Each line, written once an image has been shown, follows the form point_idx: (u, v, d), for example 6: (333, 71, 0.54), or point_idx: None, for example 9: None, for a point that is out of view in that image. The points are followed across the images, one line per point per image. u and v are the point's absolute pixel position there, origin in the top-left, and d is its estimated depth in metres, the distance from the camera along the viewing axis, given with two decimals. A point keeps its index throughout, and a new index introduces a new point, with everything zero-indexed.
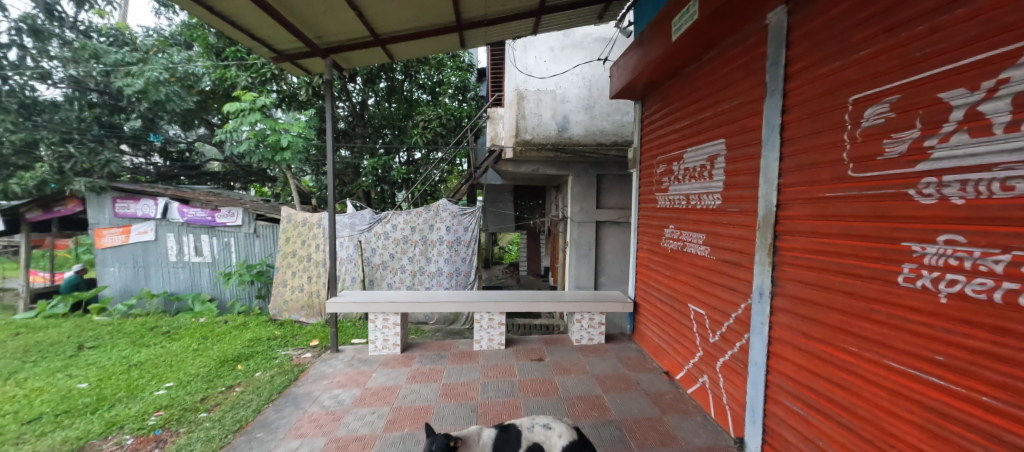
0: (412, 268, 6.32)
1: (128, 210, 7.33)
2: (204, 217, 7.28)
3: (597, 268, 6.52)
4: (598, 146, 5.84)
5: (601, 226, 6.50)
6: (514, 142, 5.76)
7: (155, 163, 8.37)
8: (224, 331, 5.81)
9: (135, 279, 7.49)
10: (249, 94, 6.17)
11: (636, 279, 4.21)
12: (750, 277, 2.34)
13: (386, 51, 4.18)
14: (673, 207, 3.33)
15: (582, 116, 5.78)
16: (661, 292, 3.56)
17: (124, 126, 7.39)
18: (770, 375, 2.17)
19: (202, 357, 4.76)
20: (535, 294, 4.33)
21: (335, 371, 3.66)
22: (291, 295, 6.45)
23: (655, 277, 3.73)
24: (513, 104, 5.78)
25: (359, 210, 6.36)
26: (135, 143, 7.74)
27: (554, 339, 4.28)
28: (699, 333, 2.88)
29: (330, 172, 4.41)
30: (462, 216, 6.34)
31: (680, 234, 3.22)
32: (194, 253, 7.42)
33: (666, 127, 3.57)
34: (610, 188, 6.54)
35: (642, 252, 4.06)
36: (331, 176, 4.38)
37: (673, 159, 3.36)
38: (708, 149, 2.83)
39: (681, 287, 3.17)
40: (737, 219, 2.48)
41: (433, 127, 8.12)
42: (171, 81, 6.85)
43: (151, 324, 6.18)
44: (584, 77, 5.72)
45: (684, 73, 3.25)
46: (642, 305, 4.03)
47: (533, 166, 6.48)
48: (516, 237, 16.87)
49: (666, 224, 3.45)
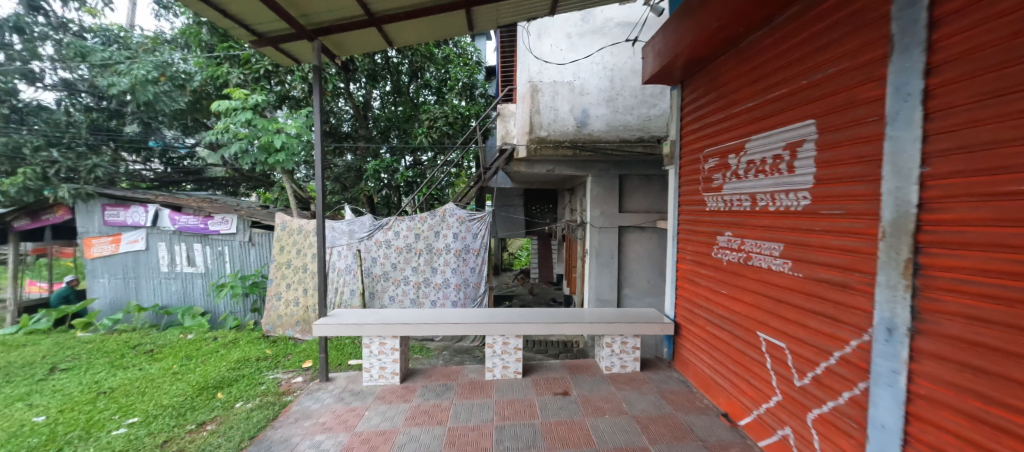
0: (416, 280, 5.76)
1: (118, 218, 6.94)
2: (197, 225, 6.84)
3: (621, 278, 5.88)
4: (621, 143, 5.23)
5: (624, 231, 5.87)
6: (528, 140, 5.24)
7: (156, 169, 8.04)
8: (211, 351, 5.31)
9: (125, 291, 7.08)
10: (237, 91, 5.65)
11: (676, 295, 3.56)
12: (867, 306, 1.69)
13: (382, 33, 3.63)
14: (729, 210, 2.71)
15: (603, 110, 5.22)
16: (712, 313, 2.94)
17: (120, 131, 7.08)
18: (909, 447, 1.51)
19: (180, 383, 4.24)
20: (555, 313, 3.71)
21: (321, 408, 3.07)
22: (285, 309, 5.91)
23: (703, 296, 3.09)
24: (526, 99, 5.27)
25: (358, 216, 5.79)
26: (132, 149, 7.45)
27: (579, 366, 3.65)
28: (777, 371, 2.23)
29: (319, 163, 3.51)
30: (471, 222, 5.77)
31: (741, 244, 2.59)
32: (186, 263, 6.99)
33: (717, 114, 2.95)
34: (633, 189, 5.91)
35: (684, 264, 3.42)
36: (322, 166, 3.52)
37: (729, 151, 2.74)
38: (785, 135, 2.21)
39: (744, 309, 2.55)
40: (839, 225, 1.84)
41: (439, 126, 7.59)
42: (161, 80, 6.43)
43: (135, 341, 5.70)
44: (605, 66, 5.15)
45: (745, 44, 2.63)
46: (684, 328, 3.39)
47: (549, 166, 5.86)
48: (526, 242, 16.33)
49: (720, 230, 2.82)
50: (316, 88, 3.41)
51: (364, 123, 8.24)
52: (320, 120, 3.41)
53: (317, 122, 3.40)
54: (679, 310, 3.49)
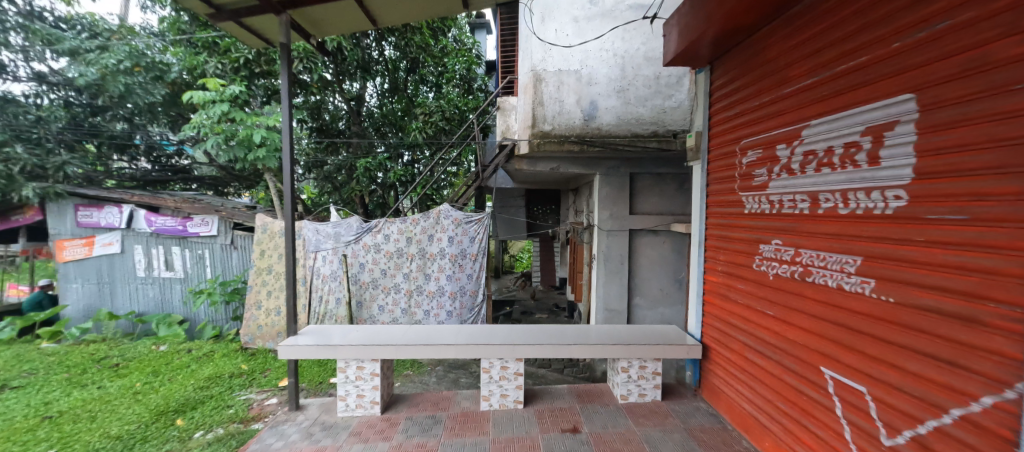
0: (408, 288, 5.27)
1: (91, 219, 6.49)
2: (175, 227, 6.38)
3: (631, 286, 5.38)
4: (633, 137, 4.74)
5: (635, 235, 5.37)
6: (530, 134, 4.78)
7: (142, 168, 7.69)
8: (182, 365, 4.83)
9: (100, 298, 6.63)
10: (213, 81, 5.19)
11: (703, 312, 3.05)
12: (1003, 351, 1.17)
13: (363, 8, 3.14)
14: (780, 213, 2.20)
15: (613, 102, 4.73)
16: (752, 336, 2.45)
17: (98, 126, 6.65)
18: None
19: (138, 406, 3.77)
20: (563, 332, 3.21)
21: (284, 447, 2.58)
22: (266, 319, 5.44)
23: (740, 315, 2.57)
24: (528, 90, 4.82)
25: (345, 218, 5.29)
26: (112, 146, 7.03)
27: (590, 393, 3.15)
28: (854, 420, 1.72)
29: (287, 154, 2.99)
30: (468, 224, 5.29)
31: (795, 256, 2.08)
32: (164, 267, 6.53)
33: (759, 97, 2.45)
34: (645, 189, 5.40)
35: (714, 277, 2.91)
36: (289, 157, 2.99)
37: (778, 140, 2.24)
38: (866, 117, 1.69)
39: (801, 337, 2.05)
40: (958, 234, 1.31)
41: (435, 121, 7.11)
42: (135, 71, 5.98)
43: (102, 354, 5.23)
44: (615, 53, 4.67)
45: (799, 8, 2.11)
46: (715, 351, 2.88)
47: (553, 164, 5.37)
48: (528, 244, 15.93)
49: (765, 237, 2.32)
50: (285, 68, 2.93)
51: (357, 120, 7.74)
52: (290, 105, 2.94)
53: (285, 106, 2.92)
54: (707, 330, 2.98)
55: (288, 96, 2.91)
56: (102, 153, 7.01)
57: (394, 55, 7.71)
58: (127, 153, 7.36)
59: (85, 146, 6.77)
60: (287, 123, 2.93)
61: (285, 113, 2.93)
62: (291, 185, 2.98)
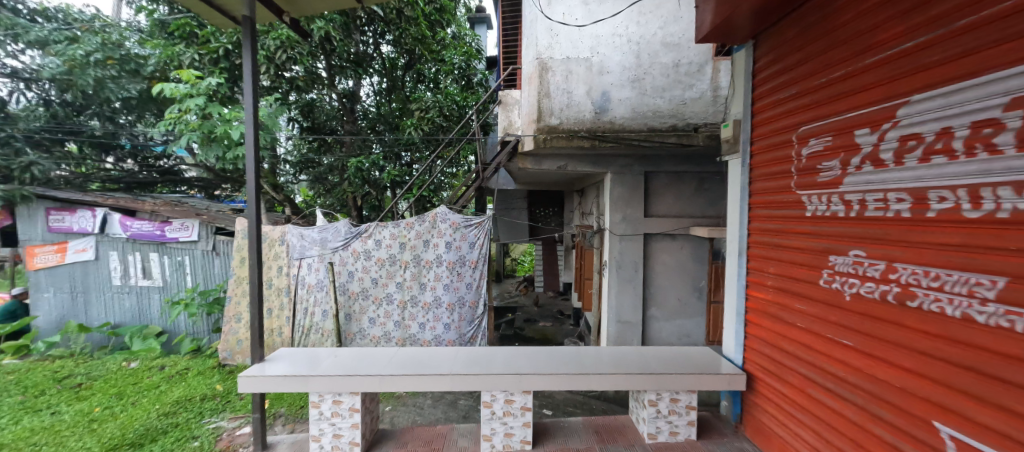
0: (401, 299, 4.80)
1: (63, 224, 6.04)
2: (152, 232, 5.93)
3: (646, 296, 4.90)
4: (650, 132, 4.27)
5: (650, 240, 4.89)
6: (537, 129, 4.33)
7: (127, 169, 7.25)
8: (151, 386, 4.36)
9: (73, 308, 6.16)
10: (186, 72, 4.75)
11: (748, 335, 2.54)
12: None
13: None
14: (865, 215, 1.70)
15: (628, 92, 4.27)
16: (818, 370, 1.96)
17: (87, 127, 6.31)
18: None
19: (90, 438, 3.30)
20: (579, 357, 2.73)
21: None
22: (246, 333, 4.96)
23: (801, 342, 2.07)
24: (533, 80, 4.39)
25: (332, 222, 4.83)
26: (99, 147, 6.65)
27: (611, 430, 2.67)
28: None
29: (252, 146, 2.53)
30: (468, 228, 4.82)
31: (888, 273, 1.59)
32: (141, 275, 6.08)
33: (824, 74, 1.97)
34: (662, 190, 4.91)
35: (761, 293, 2.42)
36: (254, 150, 2.52)
37: (859, 123, 1.74)
38: (1006, 84, 1.19)
39: (896, 378, 1.55)
40: None
41: (431, 118, 6.66)
42: (107, 64, 5.55)
43: (65, 372, 4.77)
44: (629, 38, 4.23)
45: None
46: (765, 384, 2.36)
47: (560, 162, 4.89)
48: (529, 248, 15.56)
49: (841, 247, 1.82)
50: (248, 46, 2.50)
51: (351, 118, 7.34)
52: (255, 90, 2.50)
53: (249, 91, 2.48)
54: (753, 356, 2.49)
55: (252, 78, 2.48)
56: (87, 155, 6.62)
57: (394, 53, 7.36)
58: (111, 154, 6.98)
59: (66, 146, 6.37)
60: (250, 110, 2.47)
61: (249, 99, 2.48)
62: (256, 183, 2.52)
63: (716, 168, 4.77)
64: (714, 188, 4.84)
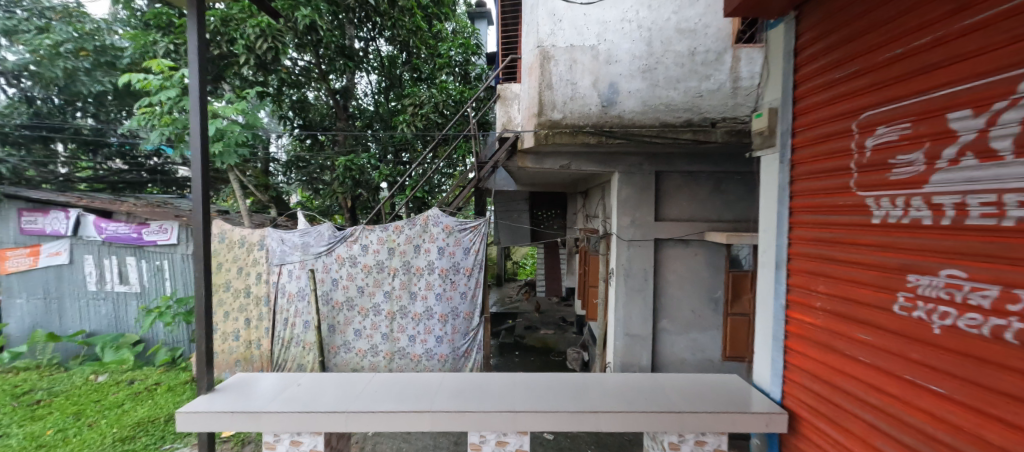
0: (390, 309, 4.42)
1: (35, 226, 5.68)
2: (128, 235, 5.58)
3: (656, 307, 4.49)
4: (662, 127, 3.87)
5: (661, 246, 4.48)
6: (537, 123, 3.94)
7: (115, 169, 6.91)
8: (114, 403, 3.99)
9: (46, 315, 5.81)
10: (157, 62, 4.42)
11: (791, 365, 2.10)
12: None
13: None
14: (964, 225, 1.27)
15: (638, 84, 3.87)
16: (893, 421, 1.52)
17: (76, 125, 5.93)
18: None
19: None
20: (587, 388, 2.33)
21: None
22: (222, 345, 4.58)
23: (869, 382, 1.63)
24: (534, 70, 4.00)
25: (315, 225, 4.47)
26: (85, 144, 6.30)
27: None
28: None
29: (198, 136, 2.28)
30: (462, 232, 4.43)
31: (1002, 303, 1.15)
32: (118, 280, 5.73)
33: (900, 44, 1.54)
34: (674, 191, 4.48)
35: (809, 316, 1.98)
36: (199, 139, 2.26)
37: (956, 105, 1.32)
38: None
39: (1011, 444, 1.11)
40: None
41: (426, 114, 6.30)
42: (80, 56, 5.27)
43: (25, 387, 4.41)
44: (640, 24, 3.83)
45: None
46: (817, 429, 1.91)
47: (563, 160, 4.50)
48: (531, 250, 15.18)
49: (927, 266, 1.39)
50: (194, 26, 2.25)
51: (345, 115, 6.99)
52: (201, 73, 2.27)
53: (194, 73, 2.24)
54: (798, 392, 2.05)
55: (198, 62, 2.25)
56: (75, 154, 6.34)
57: (395, 50, 7.07)
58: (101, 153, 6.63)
59: (55, 146, 6.12)
60: (196, 96, 2.23)
61: (194, 83, 2.25)
62: (201, 182, 2.27)
63: (733, 167, 4.35)
64: (731, 189, 4.43)
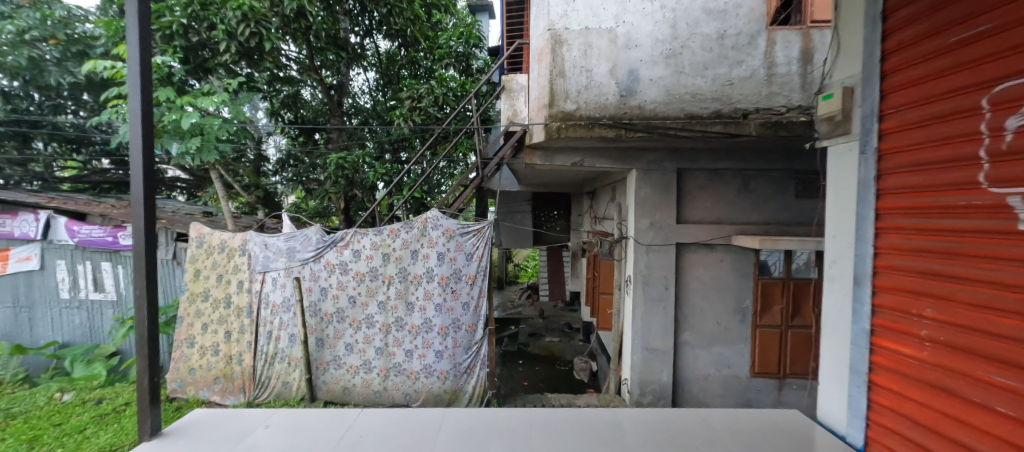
0: (384, 321, 4.00)
1: (3, 229, 5.25)
2: (103, 238, 5.17)
3: (677, 319, 4.07)
4: (688, 119, 3.45)
5: (683, 251, 4.06)
6: (548, 115, 3.54)
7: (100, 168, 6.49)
8: (76, 428, 3.57)
9: (15, 325, 5.38)
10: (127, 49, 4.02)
11: (887, 409, 1.64)
12: None
13: None
14: None
15: (660, 70, 3.47)
16: None
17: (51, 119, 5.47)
18: None
19: None
20: (620, 433, 1.91)
21: None
22: (200, 361, 4.15)
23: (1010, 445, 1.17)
24: (544, 56, 3.61)
25: (302, 228, 4.06)
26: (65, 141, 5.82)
27: None
28: None
29: (141, 119, 1.87)
30: (464, 237, 4.02)
31: None
32: (92, 288, 5.31)
33: None
34: (698, 191, 4.06)
35: (914, 348, 1.53)
36: (143, 123, 1.85)
37: None
38: None
39: None
40: None
41: (423, 108, 5.91)
42: (49, 44, 4.86)
43: None
44: (664, 3, 3.42)
45: None
46: None
47: (575, 157, 4.04)
48: (534, 252, 14.70)
49: None
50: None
51: (339, 112, 6.61)
52: (146, 40, 1.84)
53: (135, 40, 1.82)
54: (898, 445, 1.59)
55: (138, 27, 1.82)
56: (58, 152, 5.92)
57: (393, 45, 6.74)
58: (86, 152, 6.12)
59: (35, 144, 5.69)
60: (135, 69, 1.81)
61: (135, 52, 1.82)
62: (145, 177, 1.85)
63: (763, 164, 3.95)
64: (760, 188, 4.01)
